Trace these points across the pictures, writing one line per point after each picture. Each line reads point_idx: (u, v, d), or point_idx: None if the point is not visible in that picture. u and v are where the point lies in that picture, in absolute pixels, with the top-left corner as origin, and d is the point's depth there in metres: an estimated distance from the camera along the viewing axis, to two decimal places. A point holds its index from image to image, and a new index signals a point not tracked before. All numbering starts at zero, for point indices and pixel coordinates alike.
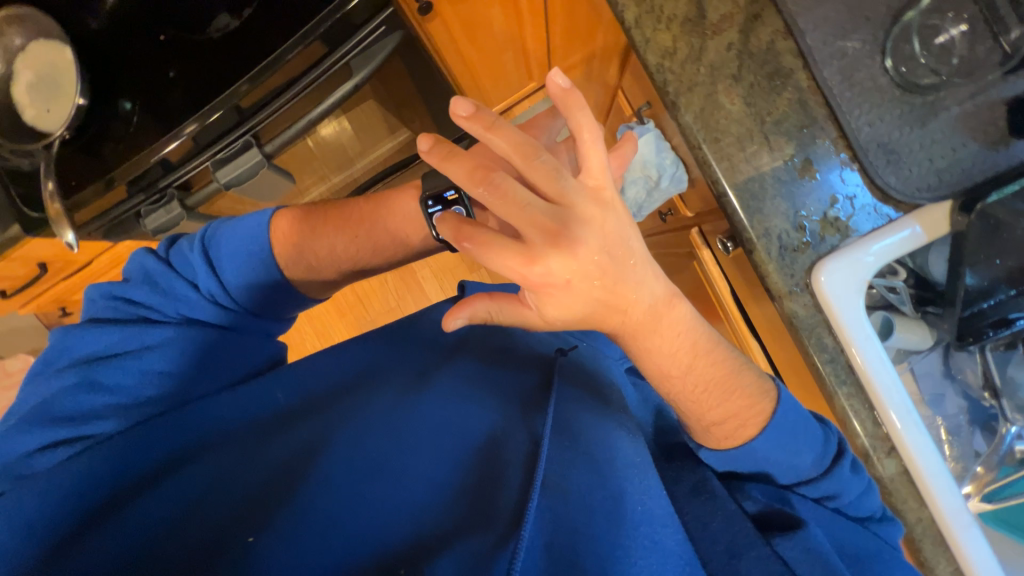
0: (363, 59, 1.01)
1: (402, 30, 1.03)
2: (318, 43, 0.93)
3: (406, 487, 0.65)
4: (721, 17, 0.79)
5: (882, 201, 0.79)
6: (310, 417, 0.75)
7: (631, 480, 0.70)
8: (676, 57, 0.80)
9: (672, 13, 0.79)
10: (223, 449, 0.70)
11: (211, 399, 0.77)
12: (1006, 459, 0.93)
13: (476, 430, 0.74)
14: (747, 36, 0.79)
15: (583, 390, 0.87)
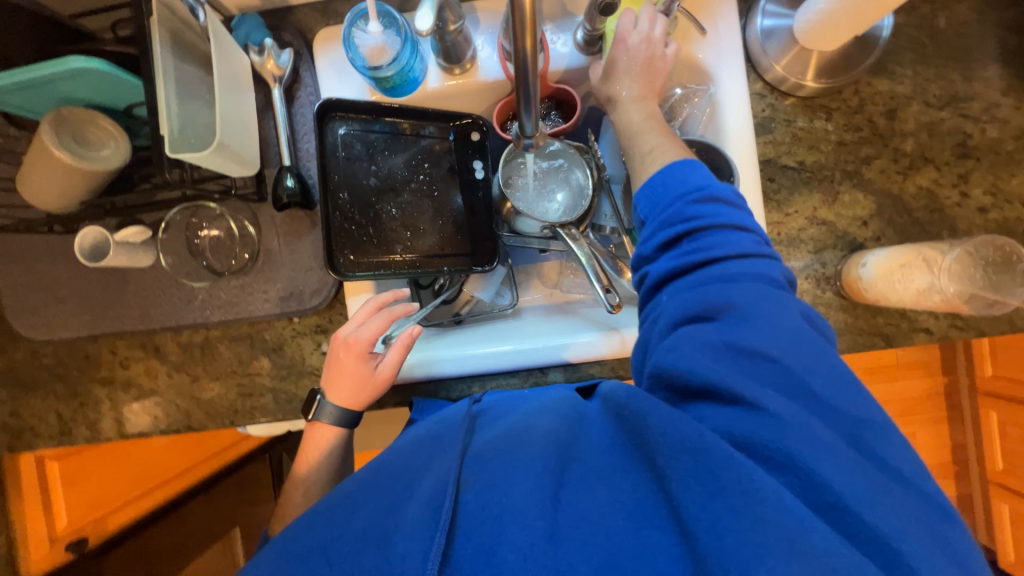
0: (36, 402, 0.76)
1: (57, 388, 0.76)
2: (50, 413, 0.76)
3: (405, 523, 0.42)
4: (365, 224, 0.72)
5: (599, 225, 0.78)
6: (379, 481, 0.48)
7: (592, 479, 0.43)
8: (301, 308, 0.72)
9: (220, 300, 0.73)
10: (401, 495, 0.46)
11: (343, 508, 0.46)
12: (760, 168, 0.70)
13: (529, 431, 0.48)
14: (381, 239, 0.73)
15: (550, 421, 0.50)
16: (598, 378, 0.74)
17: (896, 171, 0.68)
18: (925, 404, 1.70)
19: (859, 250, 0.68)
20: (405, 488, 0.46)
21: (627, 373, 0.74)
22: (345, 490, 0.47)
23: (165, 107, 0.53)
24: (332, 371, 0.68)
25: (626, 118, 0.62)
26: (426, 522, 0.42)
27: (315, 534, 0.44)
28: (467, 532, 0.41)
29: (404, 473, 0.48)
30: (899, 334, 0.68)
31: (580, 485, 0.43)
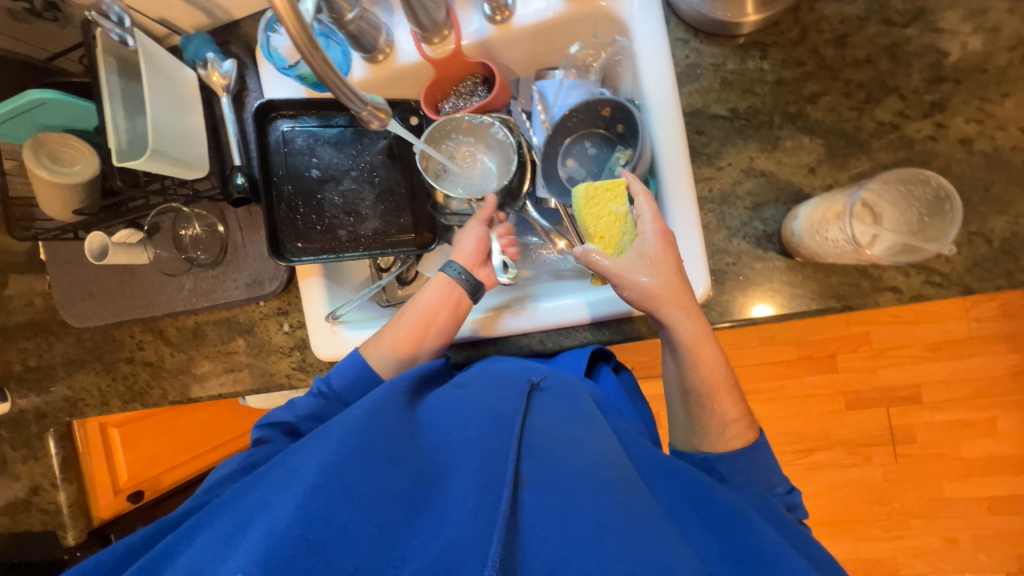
0: (83, 377, 0.94)
1: (96, 365, 0.93)
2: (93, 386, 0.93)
3: (460, 508, 0.46)
4: (309, 212, 0.77)
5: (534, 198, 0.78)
6: (444, 465, 0.52)
7: (627, 484, 0.50)
8: (263, 292, 0.81)
9: (200, 288, 0.84)
10: (463, 482, 0.49)
11: (399, 463, 0.49)
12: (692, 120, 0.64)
13: (597, 456, 0.52)
14: (326, 224, 0.78)
15: (615, 445, 0.55)
16: (527, 351, 0.79)
17: (850, 107, 0.59)
18: (1007, 383, 1.44)
19: (803, 201, 0.60)
20: (454, 472, 0.51)
21: (557, 346, 0.77)
22: (386, 445, 0.50)
23: (111, 125, 0.62)
24: (381, 339, 0.70)
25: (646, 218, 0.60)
26: (484, 508, 0.46)
27: (359, 479, 0.46)
28: (523, 531, 0.46)
29: (451, 455, 0.53)
30: (858, 295, 0.60)
31: (647, 534, 0.45)
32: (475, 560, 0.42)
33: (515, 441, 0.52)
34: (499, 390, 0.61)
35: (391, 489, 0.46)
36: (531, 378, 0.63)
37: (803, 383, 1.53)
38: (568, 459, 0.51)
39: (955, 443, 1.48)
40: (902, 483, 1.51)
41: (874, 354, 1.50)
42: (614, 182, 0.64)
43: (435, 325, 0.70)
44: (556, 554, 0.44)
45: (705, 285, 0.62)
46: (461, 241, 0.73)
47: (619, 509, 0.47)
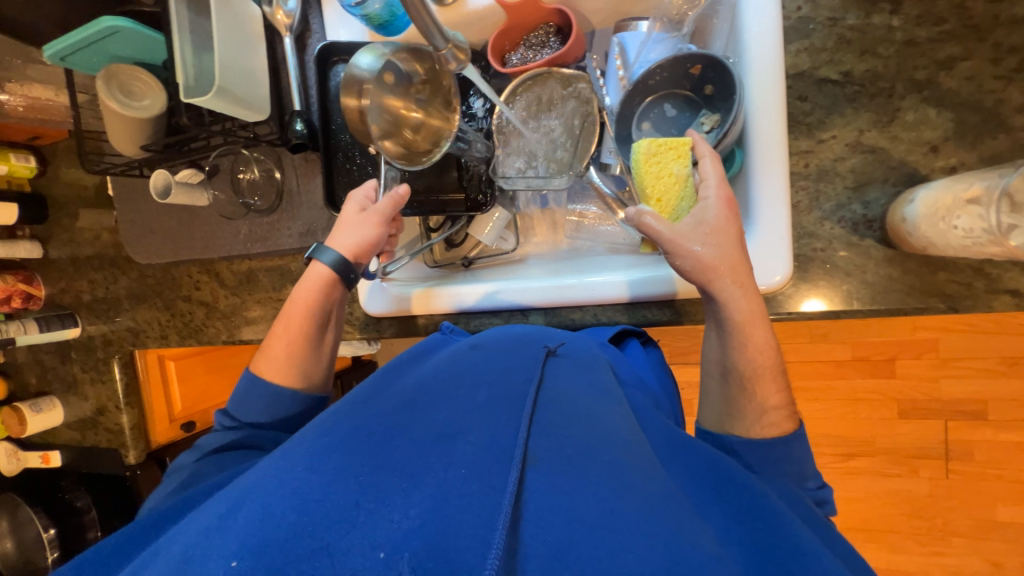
0: (145, 311, 0.99)
1: (157, 300, 0.97)
2: (155, 321, 0.98)
3: (458, 475, 0.43)
4: (365, 162, 0.75)
5: (597, 167, 0.74)
6: (451, 427, 0.50)
7: (640, 470, 0.46)
8: (316, 240, 0.80)
9: (255, 234, 0.84)
10: (464, 446, 0.47)
11: (404, 436, 0.48)
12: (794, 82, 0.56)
13: (605, 433, 0.50)
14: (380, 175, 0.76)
15: (627, 425, 0.53)
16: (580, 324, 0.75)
17: (994, 76, 0.50)
18: None
19: (918, 184, 0.53)
20: (459, 439, 0.48)
21: (611, 321, 0.74)
22: (386, 423, 0.50)
23: (179, 59, 0.61)
24: (274, 350, 0.65)
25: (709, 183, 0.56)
26: (486, 489, 0.42)
27: (354, 461, 0.45)
28: (528, 508, 0.42)
29: (456, 422, 0.50)
30: (969, 296, 0.53)
31: (662, 517, 0.41)
32: (476, 546, 0.37)
33: (521, 418, 0.49)
34: (513, 358, 0.62)
35: (388, 467, 0.45)
36: (548, 346, 0.65)
37: (853, 386, 1.44)
38: (578, 439, 0.49)
39: (1018, 465, 1.38)
40: (950, 499, 1.42)
41: (938, 363, 1.39)
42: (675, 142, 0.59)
43: (329, 318, 0.68)
44: (565, 538, 0.39)
45: (784, 272, 0.57)
46: (352, 237, 0.66)
47: (631, 489, 0.44)
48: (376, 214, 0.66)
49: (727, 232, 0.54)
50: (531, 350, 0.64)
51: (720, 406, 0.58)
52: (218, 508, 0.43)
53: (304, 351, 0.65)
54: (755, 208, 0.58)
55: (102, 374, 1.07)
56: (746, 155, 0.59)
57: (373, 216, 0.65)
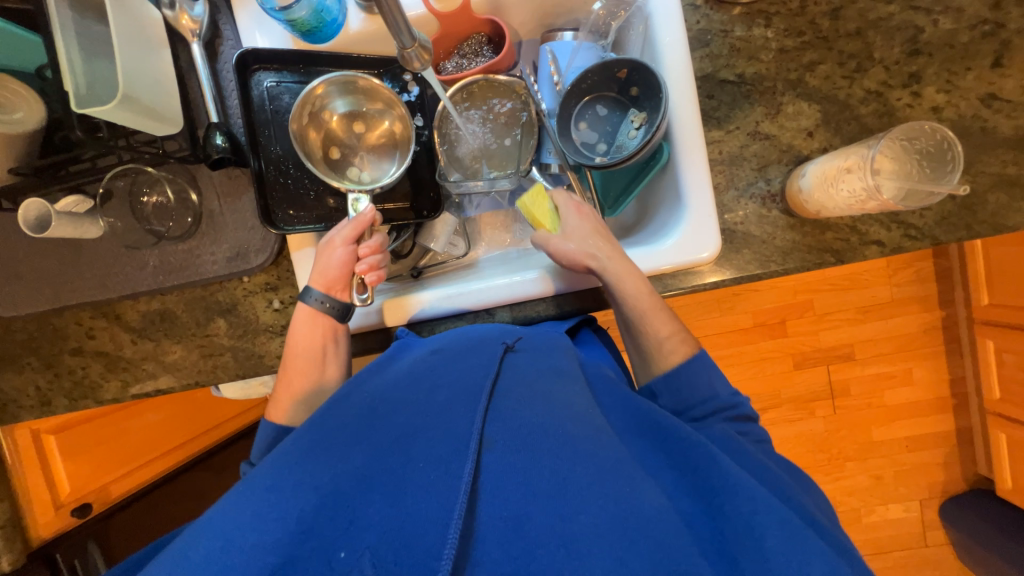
0: (12, 375, 0.80)
1: (31, 357, 0.79)
2: (30, 384, 0.80)
3: (418, 475, 0.44)
4: (301, 173, 0.71)
5: (539, 165, 0.78)
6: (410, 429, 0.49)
7: (593, 438, 0.48)
8: (248, 263, 0.73)
9: (168, 263, 0.74)
10: (421, 447, 0.47)
11: (365, 448, 0.48)
12: (702, 83, 0.66)
13: (559, 406, 0.51)
14: (319, 186, 0.72)
15: (581, 392, 0.56)
16: (545, 317, 0.74)
17: (842, 76, 0.64)
18: (922, 338, 1.65)
19: (803, 163, 0.65)
20: (418, 438, 0.48)
21: (577, 310, 0.75)
22: (342, 434, 0.50)
23: (67, 64, 0.52)
24: (281, 392, 0.67)
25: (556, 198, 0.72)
26: (442, 477, 0.44)
27: (309, 475, 0.46)
28: (483, 489, 0.44)
29: (415, 420, 0.50)
30: (849, 249, 0.66)
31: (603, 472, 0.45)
32: (434, 530, 0.40)
33: (478, 404, 0.50)
34: (467, 356, 0.59)
35: (344, 473, 0.46)
36: (507, 342, 0.62)
37: (759, 347, 1.67)
38: (534, 416, 0.49)
39: (881, 393, 1.69)
40: (839, 430, 1.70)
41: (817, 319, 1.66)
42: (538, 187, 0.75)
43: (327, 354, 0.68)
44: (520, 510, 0.42)
45: (715, 244, 0.65)
46: (324, 267, 0.67)
47: (583, 457, 0.46)
48: (338, 237, 0.67)
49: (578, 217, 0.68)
50: (485, 349, 0.60)
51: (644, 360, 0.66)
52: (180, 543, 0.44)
53: (316, 388, 0.67)
54: (684, 191, 0.66)
55: None
56: (671, 147, 0.67)
57: (332, 240, 0.67)
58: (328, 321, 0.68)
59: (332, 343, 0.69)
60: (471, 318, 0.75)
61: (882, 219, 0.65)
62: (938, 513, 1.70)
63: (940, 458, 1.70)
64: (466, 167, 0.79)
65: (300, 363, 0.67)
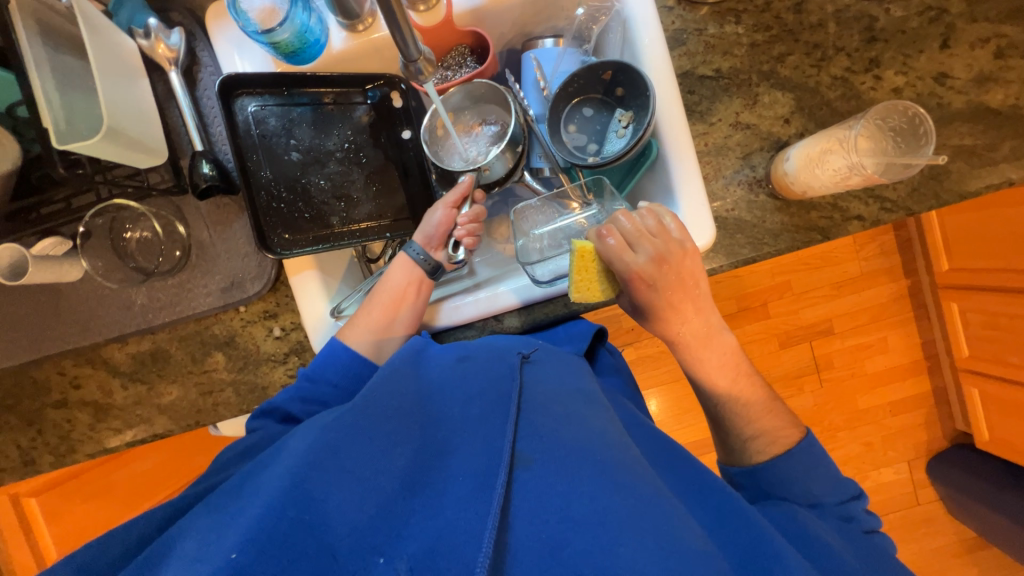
0: None
1: (10, 414, 0.74)
2: (11, 445, 0.74)
3: (462, 496, 0.44)
4: (295, 196, 0.69)
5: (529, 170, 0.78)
6: (453, 453, 0.48)
7: (634, 468, 0.47)
8: (246, 291, 0.70)
9: (156, 300, 0.71)
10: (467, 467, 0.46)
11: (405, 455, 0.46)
12: (683, 81, 0.69)
13: (593, 427, 0.51)
14: (313, 208, 0.70)
15: (605, 411, 0.57)
16: (552, 319, 0.74)
17: (810, 65, 0.68)
18: (892, 307, 1.74)
19: (784, 148, 0.69)
20: (458, 455, 0.47)
21: (583, 308, 0.74)
22: (385, 424, 0.48)
23: (44, 100, 0.50)
24: (356, 320, 0.70)
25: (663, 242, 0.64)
26: (482, 493, 0.43)
27: (350, 459, 0.43)
28: (515, 505, 0.44)
29: (456, 436, 0.50)
30: (833, 225, 0.70)
31: (634, 482, 0.45)
32: (472, 544, 0.40)
33: (513, 419, 0.50)
34: (496, 367, 0.58)
35: (386, 469, 0.44)
36: (521, 352, 0.61)
37: (744, 332, 1.72)
38: (575, 437, 0.48)
39: (861, 362, 1.76)
40: (827, 403, 1.76)
41: (795, 298, 1.72)
42: (582, 246, 0.63)
43: (406, 299, 0.71)
44: (560, 531, 0.42)
45: (709, 233, 0.67)
46: (423, 230, 0.72)
47: (624, 480, 0.45)
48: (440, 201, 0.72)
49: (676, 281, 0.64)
50: (504, 360, 0.59)
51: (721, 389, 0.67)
52: (219, 503, 0.42)
53: (381, 329, 0.69)
54: (676, 185, 0.68)
55: None
56: (660, 144, 0.69)
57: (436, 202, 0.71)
58: (416, 274, 0.71)
59: (410, 295, 0.71)
60: (474, 328, 0.74)
61: (860, 195, 0.69)
62: (925, 471, 1.77)
63: (921, 418, 1.78)
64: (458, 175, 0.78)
65: (377, 300, 0.69)
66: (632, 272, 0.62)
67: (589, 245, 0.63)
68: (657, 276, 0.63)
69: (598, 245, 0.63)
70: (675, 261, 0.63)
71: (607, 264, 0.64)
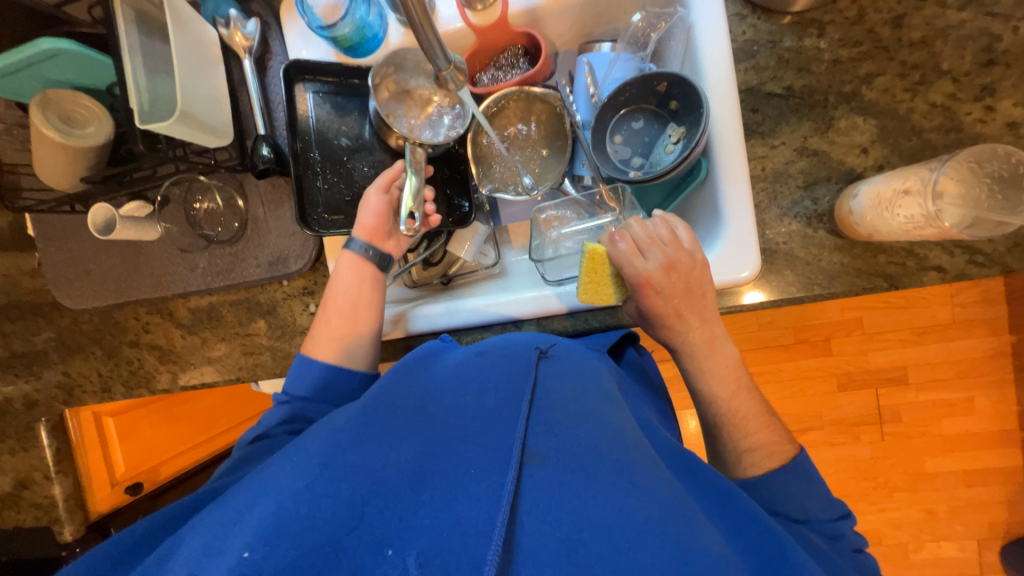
0: (77, 365, 0.87)
1: (97, 347, 0.86)
2: (95, 375, 0.86)
3: (469, 487, 0.43)
4: (340, 183, 0.73)
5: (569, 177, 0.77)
6: (460, 437, 0.48)
7: (646, 473, 0.45)
8: (291, 266, 0.76)
9: (215, 265, 0.78)
10: (474, 456, 0.45)
11: (411, 444, 0.47)
12: (747, 96, 0.63)
13: (603, 426, 0.49)
14: (355, 197, 0.74)
15: (622, 411, 0.55)
16: (572, 332, 0.73)
17: (903, 88, 0.60)
18: (985, 364, 1.51)
19: (856, 181, 0.61)
20: (467, 441, 0.47)
21: (602, 327, 0.73)
22: (395, 421, 0.50)
23: (133, 82, 0.57)
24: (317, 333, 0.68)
25: (677, 250, 0.60)
26: (489, 489, 0.42)
27: (358, 457, 0.45)
28: (527, 505, 0.42)
29: (464, 423, 0.49)
30: (904, 274, 0.61)
31: (647, 490, 0.43)
32: (479, 539, 0.39)
33: (521, 413, 0.48)
34: (507, 361, 0.57)
35: (396, 463, 0.45)
36: (539, 346, 0.61)
37: (800, 367, 1.57)
38: (586, 438, 0.47)
39: (937, 420, 1.55)
40: (887, 459, 1.57)
41: (865, 338, 1.54)
42: (593, 248, 0.62)
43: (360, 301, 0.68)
44: (575, 535, 0.40)
45: (754, 264, 0.61)
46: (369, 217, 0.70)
47: (637, 490, 0.43)
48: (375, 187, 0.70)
49: (690, 290, 0.61)
50: (521, 355, 0.58)
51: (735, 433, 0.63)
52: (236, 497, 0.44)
53: (345, 331, 0.67)
54: (723, 209, 0.62)
55: (21, 440, 0.90)
56: (711, 163, 0.64)
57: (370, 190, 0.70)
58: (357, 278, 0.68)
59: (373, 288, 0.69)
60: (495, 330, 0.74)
61: (944, 243, 0.60)
62: (998, 555, 1.55)
63: (1002, 495, 1.54)
64: (496, 175, 0.77)
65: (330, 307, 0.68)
66: (642, 277, 0.60)
67: (600, 248, 0.62)
68: (666, 285, 0.60)
69: (610, 248, 0.62)
70: (685, 272, 0.60)
71: (618, 268, 0.62)
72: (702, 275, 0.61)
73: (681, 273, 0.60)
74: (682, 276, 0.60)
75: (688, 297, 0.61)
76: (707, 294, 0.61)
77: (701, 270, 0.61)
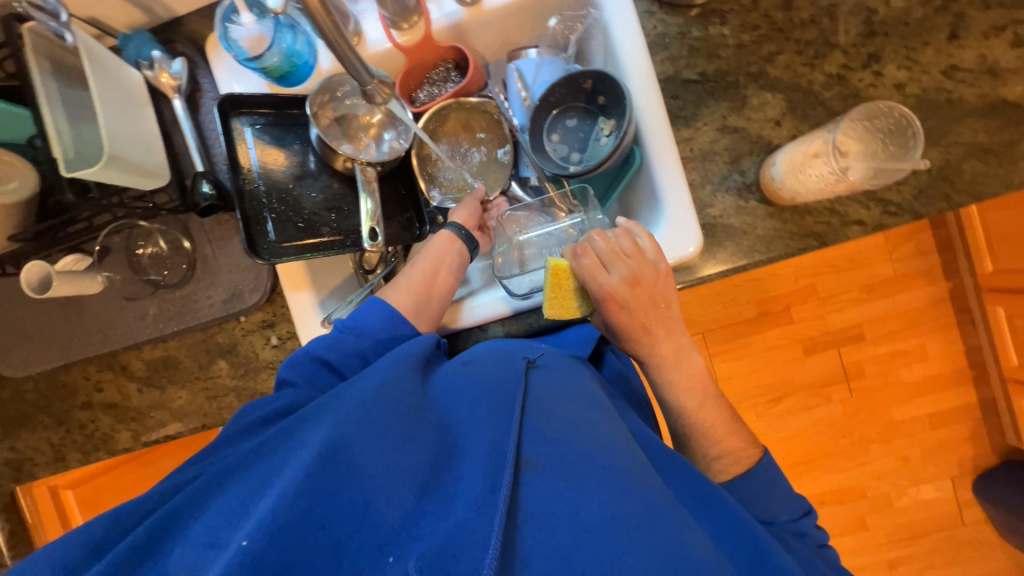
0: (24, 435, 0.81)
1: (44, 414, 0.81)
2: (44, 443, 0.81)
3: (466, 496, 0.43)
4: (287, 211, 0.73)
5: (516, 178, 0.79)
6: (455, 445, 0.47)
7: (641, 478, 0.46)
8: (247, 300, 0.75)
9: (166, 310, 0.76)
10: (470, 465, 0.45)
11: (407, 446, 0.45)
12: (666, 84, 0.68)
13: (597, 431, 0.49)
14: (305, 223, 0.73)
15: (610, 413, 0.55)
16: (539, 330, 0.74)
17: (802, 63, 0.65)
18: (930, 311, 1.62)
19: (774, 152, 0.66)
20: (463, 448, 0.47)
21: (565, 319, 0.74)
22: (396, 419, 0.47)
23: (55, 132, 0.56)
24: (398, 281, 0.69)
25: (641, 264, 0.62)
26: (486, 494, 0.42)
27: (356, 457, 0.43)
28: (523, 510, 0.43)
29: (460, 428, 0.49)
30: (830, 231, 0.66)
31: (640, 493, 0.44)
32: (476, 544, 0.39)
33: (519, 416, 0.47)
34: (497, 368, 0.56)
35: (396, 470, 0.43)
36: (528, 357, 0.59)
37: (766, 337, 1.64)
38: (579, 445, 0.47)
39: (896, 370, 1.64)
40: (858, 414, 1.65)
41: (820, 302, 1.63)
42: (558, 264, 0.63)
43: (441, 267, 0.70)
44: (568, 541, 0.41)
45: (697, 240, 0.64)
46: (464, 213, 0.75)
47: (629, 492, 0.44)
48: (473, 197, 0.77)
49: (652, 299, 0.63)
50: (507, 363, 0.57)
51: (702, 402, 0.66)
52: (236, 492, 0.44)
53: (416, 297, 0.67)
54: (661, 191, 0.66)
55: None
56: (643, 150, 0.67)
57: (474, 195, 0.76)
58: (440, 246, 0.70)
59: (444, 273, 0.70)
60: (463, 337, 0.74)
61: (859, 199, 0.65)
62: (971, 489, 1.64)
63: (964, 432, 1.64)
64: (444, 184, 0.79)
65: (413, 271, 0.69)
66: (607, 292, 0.61)
67: (564, 263, 0.62)
68: (631, 299, 0.62)
69: (574, 264, 0.62)
70: (649, 284, 0.62)
71: (583, 284, 0.63)
72: (664, 283, 0.63)
73: (646, 285, 0.62)
74: (646, 287, 0.63)
75: (652, 305, 0.63)
76: (668, 302, 0.64)
77: (663, 281, 0.63)
